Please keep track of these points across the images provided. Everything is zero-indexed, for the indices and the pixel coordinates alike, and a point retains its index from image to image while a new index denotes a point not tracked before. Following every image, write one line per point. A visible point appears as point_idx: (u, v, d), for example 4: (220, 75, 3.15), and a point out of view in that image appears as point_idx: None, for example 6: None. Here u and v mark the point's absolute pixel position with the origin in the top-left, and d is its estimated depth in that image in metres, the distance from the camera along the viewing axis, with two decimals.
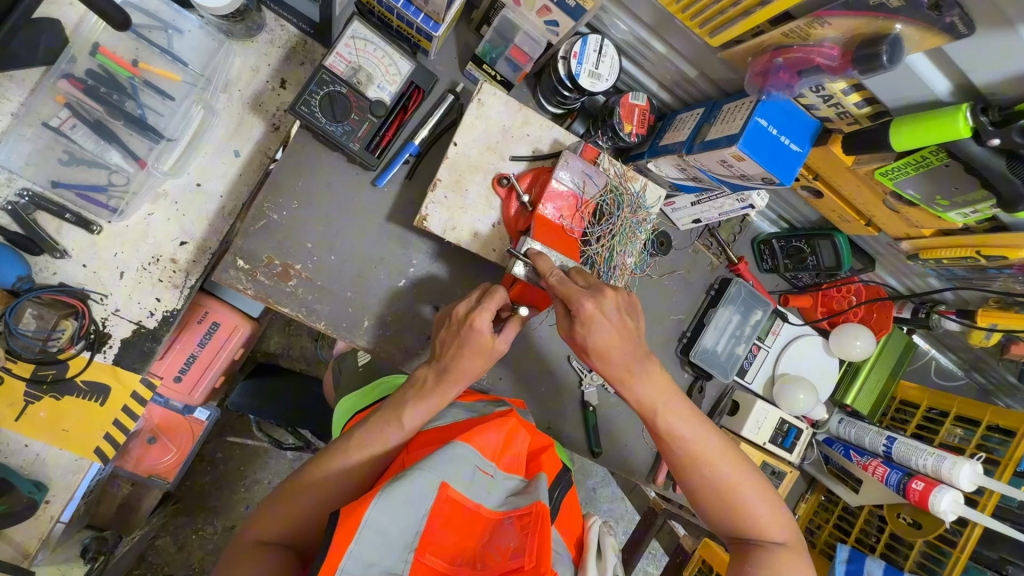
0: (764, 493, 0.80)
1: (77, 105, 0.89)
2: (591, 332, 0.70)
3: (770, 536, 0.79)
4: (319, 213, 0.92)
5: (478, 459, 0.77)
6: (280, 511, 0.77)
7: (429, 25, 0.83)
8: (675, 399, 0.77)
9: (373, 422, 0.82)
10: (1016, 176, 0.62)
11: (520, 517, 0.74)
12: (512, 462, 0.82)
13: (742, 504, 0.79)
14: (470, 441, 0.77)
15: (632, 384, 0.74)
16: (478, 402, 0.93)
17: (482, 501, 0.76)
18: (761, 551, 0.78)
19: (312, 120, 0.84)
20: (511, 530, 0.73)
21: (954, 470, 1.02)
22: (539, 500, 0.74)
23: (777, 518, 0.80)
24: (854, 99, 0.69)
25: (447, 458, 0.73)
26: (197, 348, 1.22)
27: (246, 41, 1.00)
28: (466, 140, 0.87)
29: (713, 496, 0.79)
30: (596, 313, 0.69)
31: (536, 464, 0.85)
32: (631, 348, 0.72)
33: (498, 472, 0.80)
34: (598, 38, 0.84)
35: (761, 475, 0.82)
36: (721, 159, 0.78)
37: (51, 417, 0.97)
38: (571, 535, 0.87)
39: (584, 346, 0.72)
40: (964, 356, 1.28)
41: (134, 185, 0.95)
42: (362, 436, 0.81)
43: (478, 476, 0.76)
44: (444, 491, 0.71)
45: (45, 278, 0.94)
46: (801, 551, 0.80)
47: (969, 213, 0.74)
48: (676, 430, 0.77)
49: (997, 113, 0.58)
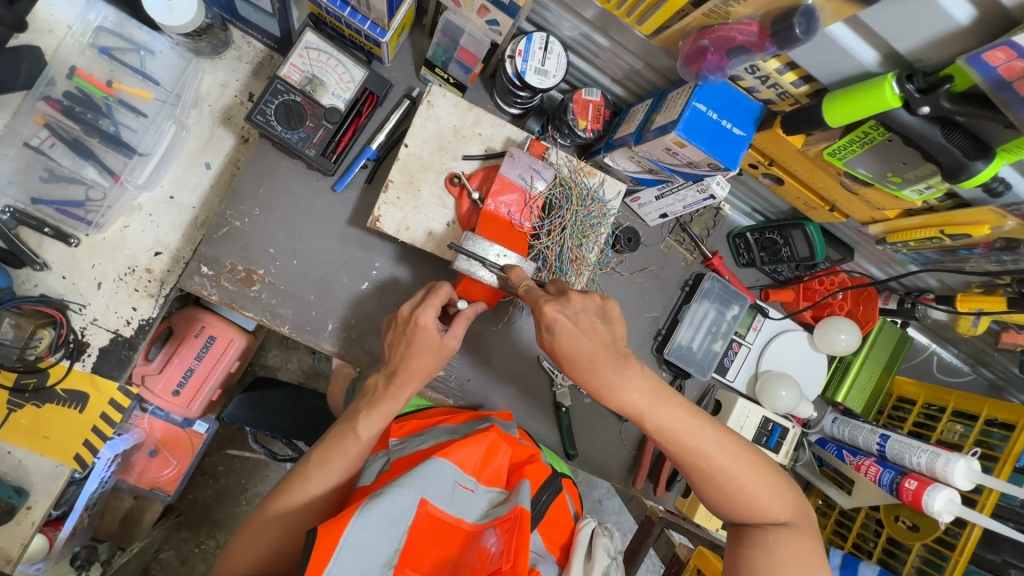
0: (768, 482, 0.78)
1: (56, 125, 0.95)
2: (556, 339, 0.74)
3: (773, 518, 0.78)
4: (281, 219, 0.94)
5: (457, 474, 0.81)
6: (248, 538, 0.76)
7: (375, 32, 0.85)
8: (664, 402, 0.76)
9: (326, 446, 0.80)
10: (953, 145, 0.59)
11: (502, 523, 0.76)
12: (494, 475, 0.85)
13: (742, 493, 0.77)
14: (448, 456, 0.80)
15: (601, 381, 0.74)
16: (462, 424, 0.92)
17: (463, 515, 0.79)
18: (762, 534, 0.77)
19: (268, 129, 0.87)
20: (493, 536, 0.76)
21: (948, 467, 0.97)
22: (519, 505, 0.76)
23: (783, 502, 0.78)
24: (789, 78, 0.68)
25: (428, 475, 0.77)
26: (195, 362, 1.25)
27: (215, 58, 1.04)
28: (416, 141, 0.88)
29: (715, 489, 0.78)
30: (558, 319, 0.73)
31: (518, 474, 0.86)
32: (603, 353, 0.74)
33: (479, 486, 0.83)
34: (542, 35, 0.85)
35: (763, 463, 0.80)
36: (666, 146, 0.78)
37: (31, 424, 1.00)
38: (556, 538, 0.86)
39: (554, 355, 0.75)
40: (966, 348, 1.22)
41: (109, 199, 0.99)
42: (320, 455, 0.79)
43: (458, 490, 0.80)
44: (423, 508, 0.75)
45: (27, 289, 0.98)
46: (807, 530, 0.79)
47: (923, 190, 0.71)
48: (664, 428, 0.77)
49: (922, 79, 0.56)
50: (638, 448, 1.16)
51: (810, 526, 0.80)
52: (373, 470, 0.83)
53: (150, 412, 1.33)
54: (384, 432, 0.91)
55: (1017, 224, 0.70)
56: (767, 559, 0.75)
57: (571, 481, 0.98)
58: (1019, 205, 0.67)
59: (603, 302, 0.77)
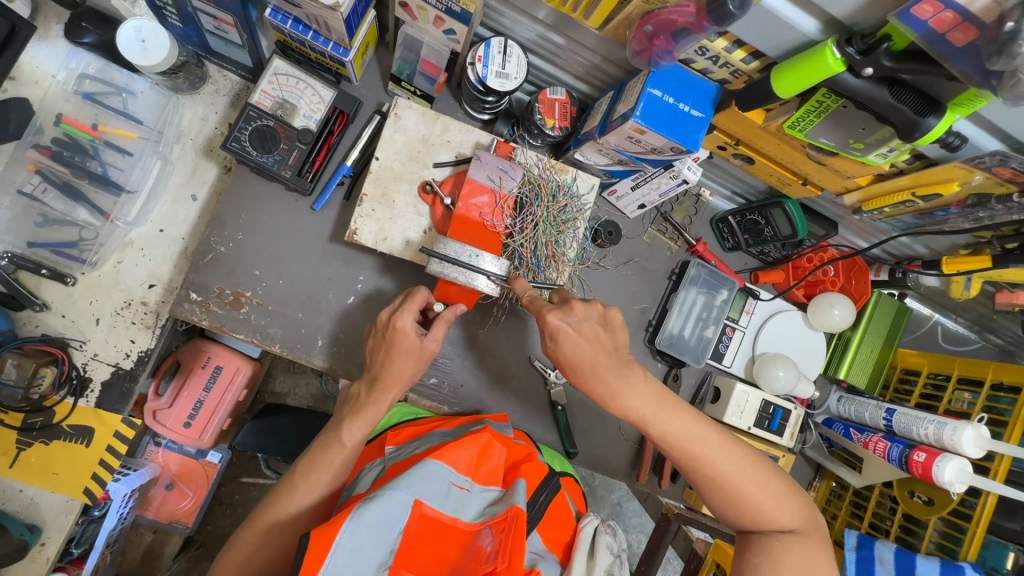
0: (771, 486, 0.76)
1: (46, 171, 0.99)
2: (560, 347, 0.74)
3: (779, 524, 0.76)
4: (266, 242, 0.97)
5: (451, 475, 0.81)
6: (240, 554, 0.76)
7: (339, 51, 0.88)
8: (668, 406, 0.76)
9: (311, 455, 0.81)
10: (902, 103, 0.59)
11: (497, 523, 0.76)
12: (489, 475, 0.85)
13: (749, 501, 0.76)
14: (441, 458, 0.80)
15: (586, 370, 0.75)
16: (457, 428, 0.93)
17: (458, 515, 0.79)
18: (770, 542, 0.75)
19: (243, 154, 0.90)
20: (489, 535, 0.76)
21: (956, 435, 0.93)
22: (514, 504, 0.76)
23: (787, 507, 0.76)
24: (739, 55, 0.69)
25: (421, 477, 0.77)
26: (203, 394, 1.27)
27: (193, 93, 1.08)
28: (387, 153, 0.90)
29: (721, 496, 0.77)
30: (562, 327, 0.73)
31: (514, 472, 0.86)
32: (605, 359, 0.73)
33: (475, 485, 0.83)
34: (500, 40, 0.86)
35: (767, 467, 0.78)
36: (628, 135, 0.79)
37: (40, 461, 1.03)
38: (556, 537, 0.85)
39: (558, 362, 0.76)
40: (969, 315, 1.20)
41: (101, 237, 1.03)
42: (306, 465, 0.80)
43: (454, 490, 0.80)
44: (417, 509, 0.75)
45: (29, 330, 1.02)
46: (814, 538, 0.76)
47: (887, 153, 0.71)
48: (669, 434, 0.76)
49: (861, 42, 0.56)
50: (640, 442, 1.15)
51: (818, 532, 0.78)
52: (368, 479, 0.84)
53: (163, 446, 1.35)
54: (379, 441, 0.91)
55: (984, 177, 0.69)
56: (772, 566, 0.73)
57: (570, 481, 0.97)
58: (982, 157, 0.66)
59: (604, 311, 0.77)
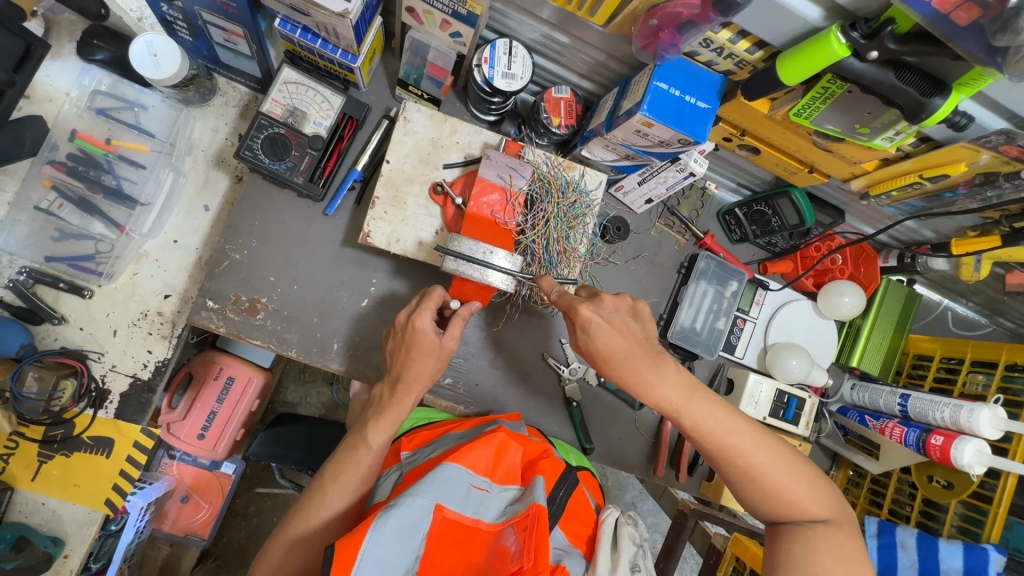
0: (801, 476, 0.76)
1: (62, 186, 1.01)
2: (592, 338, 0.75)
3: (811, 514, 0.75)
4: (279, 248, 0.98)
5: (470, 476, 0.81)
6: (270, 561, 0.77)
7: (347, 58, 0.90)
8: (697, 395, 0.76)
9: (336, 460, 0.82)
10: (908, 85, 0.60)
11: (519, 522, 0.76)
12: (507, 475, 0.85)
13: (780, 490, 0.75)
14: (458, 461, 0.80)
15: (605, 365, 0.76)
16: (472, 428, 0.93)
17: (480, 516, 0.79)
18: (803, 531, 0.74)
19: (256, 162, 0.91)
20: (512, 534, 0.76)
21: (973, 418, 0.93)
22: (535, 501, 0.77)
23: (816, 496, 0.76)
24: (743, 46, 0.70)
25: (440, 481, 0.76)
26: (217, 405, 1.28)
27: (204, 105, 1.09)
28: (397, 156, 0.91)
29: (753, 487, 0.76)
30: (594, 318, 0.74)
31: (532, 470, 0.86)
32: (638, 349, 0.74)
33: (493, 485, 0.83)
34: (505, 41, 0.88)
35: (795, 457, 0.77)
36: (635, 129, 0.81)
37: (62, 474, 1.04)
38: (579, 532, 0.85)
39: (590, 355, 0.77)
40: (978, 299, 1.20)
41: (117, 250, 1.04)
42: (333, 469, 0.81)
43: (473, 492, 0.80)
44: (439, 514, 0.74)
45: (47, 344, 1.03)
46: (847, 527, 0.76)
47: (893, 137, 0.72)
48: (701, 425, 0.76)
49: (865, 26, 0.57)
50: (655, 437, 1.15)
51: (849, 522, 0.77)
52: (389, 484, 0.85)
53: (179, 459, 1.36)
54: (395, 446, 0.92)
55: (991, 156, 0.70)
56: (807, 557, 0.72)
57: (588, 476, 0.97)
58: (988, 136, 0.67)
59: (634, 303, 0.79)
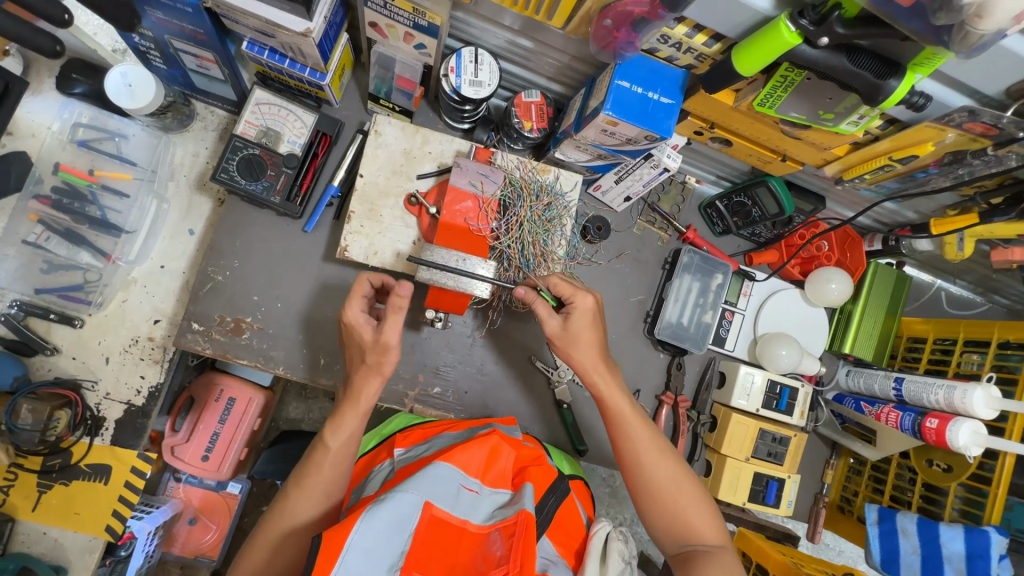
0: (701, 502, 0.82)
1: (49, 219, 1.03)
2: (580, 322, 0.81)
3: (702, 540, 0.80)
4: (262, 267, 0.99)
5: (461, 477, 0.81)
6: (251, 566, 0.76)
7: (316, 76, 0.91)
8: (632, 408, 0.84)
9: (310, 461, 0.80)
10: (863, 68, 0.60)
11: (506, 526, 0.76)
12: (498, 478, 0.85)
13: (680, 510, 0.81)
14: (450, 460, 0.80)
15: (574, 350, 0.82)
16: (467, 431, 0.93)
17: (469, 517, 0.78)
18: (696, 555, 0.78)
19: (232, 184, 0.92)
20: (499, 539, 0.76)
21: (967, 398, 0.92)
22: (523, 508, 0.76)
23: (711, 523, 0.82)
24: (700, 39, 0.70)
25: (430, 478, 0.76)
26: (218, 426, 1.29)
27: (183, 131, 1.11)
28: (371, 169, 0.92)
29: (659, 503, 0.81)
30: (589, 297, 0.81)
31: (521, 476, 0.86)
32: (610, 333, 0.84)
33: (484, 488, 0.83)
34: (470, 50, 0.88)
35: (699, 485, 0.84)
36: (601, 128, 0.81)
37: (61, 502, 1.05)
38: (567, 543, 0.85)
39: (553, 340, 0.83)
40: (971, 277, 1.19)
41: (105, 278, 1.06)
42: (299, 473, 0.80)
43: (464, 493, 0.80)
44: (428, 510, 0.74)
45: (41, 375, 1.05)
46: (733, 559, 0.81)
47: (858, 121, 0.72)
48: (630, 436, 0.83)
49: (813, 12, 0.57)
50: None
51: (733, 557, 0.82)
52: (378, 481, 0.85)
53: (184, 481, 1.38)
54: (388, 445, 0.92)
55: (957, 134, 0.70)
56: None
57: (579, 486, 0.96)
58: (951, 114, 0.67)
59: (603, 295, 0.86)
